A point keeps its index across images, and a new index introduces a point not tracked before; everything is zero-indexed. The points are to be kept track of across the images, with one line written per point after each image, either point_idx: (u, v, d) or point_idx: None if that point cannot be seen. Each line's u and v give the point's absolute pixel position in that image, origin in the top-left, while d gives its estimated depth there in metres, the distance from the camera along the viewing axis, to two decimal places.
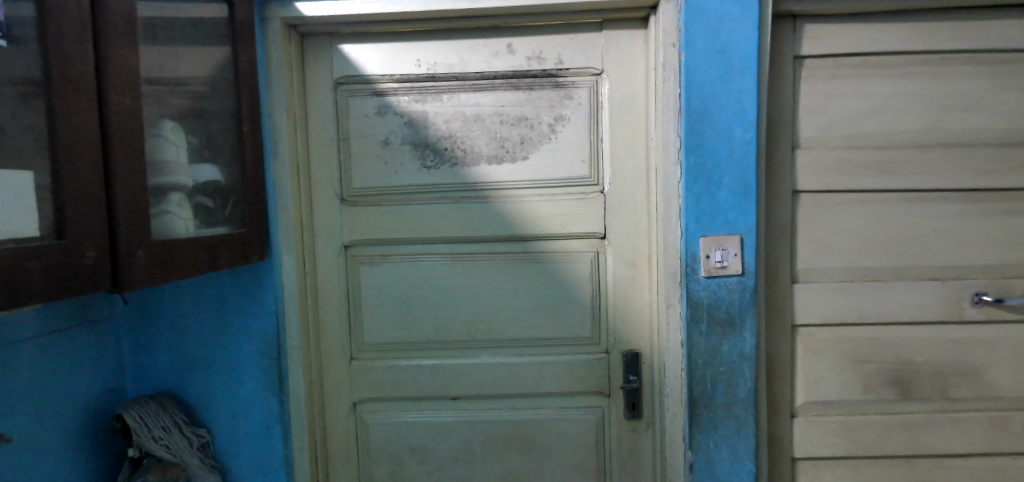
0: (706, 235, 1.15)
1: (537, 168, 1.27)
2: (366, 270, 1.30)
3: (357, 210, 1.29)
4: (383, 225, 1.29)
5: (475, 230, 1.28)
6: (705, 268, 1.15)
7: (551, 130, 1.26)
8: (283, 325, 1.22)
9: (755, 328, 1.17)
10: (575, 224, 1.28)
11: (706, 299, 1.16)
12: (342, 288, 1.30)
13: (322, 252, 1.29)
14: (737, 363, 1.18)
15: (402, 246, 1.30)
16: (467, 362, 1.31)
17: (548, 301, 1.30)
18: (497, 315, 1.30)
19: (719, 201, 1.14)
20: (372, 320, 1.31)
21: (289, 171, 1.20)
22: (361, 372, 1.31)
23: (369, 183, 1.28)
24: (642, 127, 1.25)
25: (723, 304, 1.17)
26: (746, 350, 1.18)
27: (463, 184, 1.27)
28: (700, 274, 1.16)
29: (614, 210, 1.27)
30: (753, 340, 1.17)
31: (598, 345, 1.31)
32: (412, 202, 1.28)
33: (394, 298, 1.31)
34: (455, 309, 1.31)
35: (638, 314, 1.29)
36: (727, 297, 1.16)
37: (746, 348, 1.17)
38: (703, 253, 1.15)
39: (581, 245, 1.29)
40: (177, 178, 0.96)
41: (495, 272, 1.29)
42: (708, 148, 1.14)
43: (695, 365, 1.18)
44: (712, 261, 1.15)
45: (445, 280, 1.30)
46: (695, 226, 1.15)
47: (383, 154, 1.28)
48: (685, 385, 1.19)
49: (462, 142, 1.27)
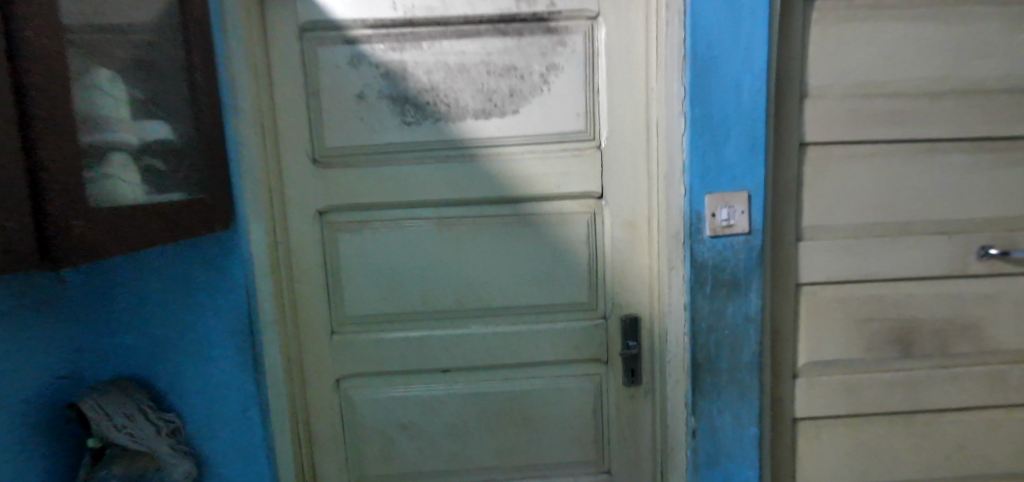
0: (711, 193, 1.07)
1: (528, 123, 1.16)
2: (343, 239, 1.20)
3: (333, 173, 1.17)
4: (363, 190, 1.18)
5: (462, 192, 1.18)
6: (711, 228, 1.08)
7: (543, 80, 1.15)
8: (256, 300, 1.12)
9: (761, 289, 1.11)
10: (570, 183, 1.19)
11: (712, 260, 1.09)
12: (318, 258, 1.19)
13: (295, 219, 1.18)
14: (741, 326, 1.12)
15: (384, 212, 1.20)
16: (459, 333, 1.23)
17: (543, 267, 1.22)
18: (489, 283, 1.22)
19: (725, 156, 1.06)
20: (354, 291, 1.21)
21: (253, 129, 1.07)
22: (346, 348, 1.23)
23: (345, 142, 1.16)
24: (641, 78, 1.15)
25: (728, 265, 1.10)
26: (751, 312, 1.12)
27: (448, 142, 1.17)
28: (705, 234, 1.08)
29: (611, 168, 1.18)
30: (759, 302, 1.11)
31: (595, 311, 1.24)
32: (393, 163, 1.17)
33: (378, 268, 1.21)
34: (442, 279, 1.22)
35: (637, 278, 1.22)
36: (733, 258, 1.10)
37: (752, 310, 1.12)
38: (708, 211, 1.07)
39: (577, 206, 1.20)
40: (118, 136, 0.84)
41: (484, 237, 1.20)
42: (715, 98, 1.05)
43: (699, 329, 1.12)
44: (718, 220, 1.08)
45: (435, 248, 1.21)
46: (700, 183, 1.07)
47: (359, 110, 1.15)
48: (688, 351, 1.13)
49: (445, 95, 1.15)
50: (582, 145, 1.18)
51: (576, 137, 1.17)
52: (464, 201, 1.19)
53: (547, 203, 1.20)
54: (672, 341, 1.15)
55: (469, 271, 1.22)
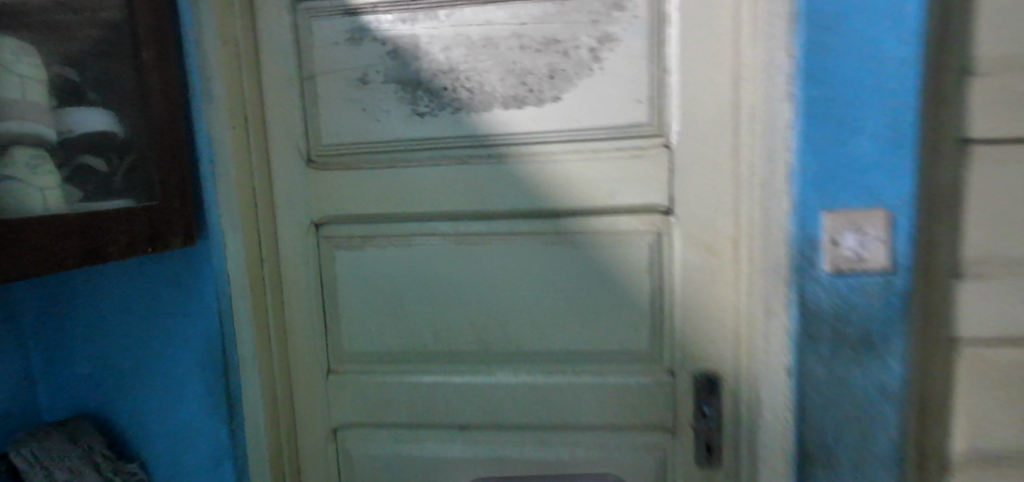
0: (831, 210, 0.74)
1: (572, 113, 0.89)
2: (341, 258, 0.97)
3: (330, 177, 0.95)
4: (366, 197, 0.95)
5: (485, 202, 0.93)
6: (830, 260, 0.75)
7: (592, 56, 0.87)
8: (231, 330, 0.91)
9: (906, 351, 0.76)
10: (628, 193, 0.90)
11: (830, 307, 0.76)
12: (311, 280, 0.97)
13: (285, 232, 0.97)
14: (873, 402, 0.78)
15: (391, 226, 0.96)
16: (479, 381, 0.97)
17: (589, 301, 0.93)
18: (518, 319, 0.95)
19: (853, 158, 0.73)
20: (353, 323, 0.98)
21: (228, 120, 0.88)
22: (343, 392, 1.00)
23: (345, 139, 0.94)
24: (728, 50, 0.84)
25: (854, 315, 0.76)
26: (891, 385, 0.77)
27: (469, 138, 0.91)
28: (821, 269, 0.75)
29: (684, 173, 0.88)
30: (902, 370, 0.77)
31: (659, 363, 0.94)
32: (401, 165, 0.94)
33: (381, 295, 0.97)
34: (460, 311, 0.96)
35: (717, 322, 0.90)
36: (862, 305, 0.75)
37: (891, 381, 0.77)
38: (827, 237, 0.74)
39: (637, 223, 0.91)
40: (31, 126, 0.70)
41: (513, 259, 0.94)
42: (839, 72, 0.72)
43: (808, 403, 0.78)
44: (842, 250, 0.74)
45: (451, 272, 0.96)
46: (813, 197, 0.74)
47: (360, 98, 0.93)
48: (793, 433, 0.79)
49: (466, 78, 0.90)
50: (644, 142, 0.89)
51: (635, 131, 0.88)
52: (488, 213, 0.93)
53: (596, 218, 0.91)
54: (768, 415, 0.82)
55: (494, 302, 0.95)
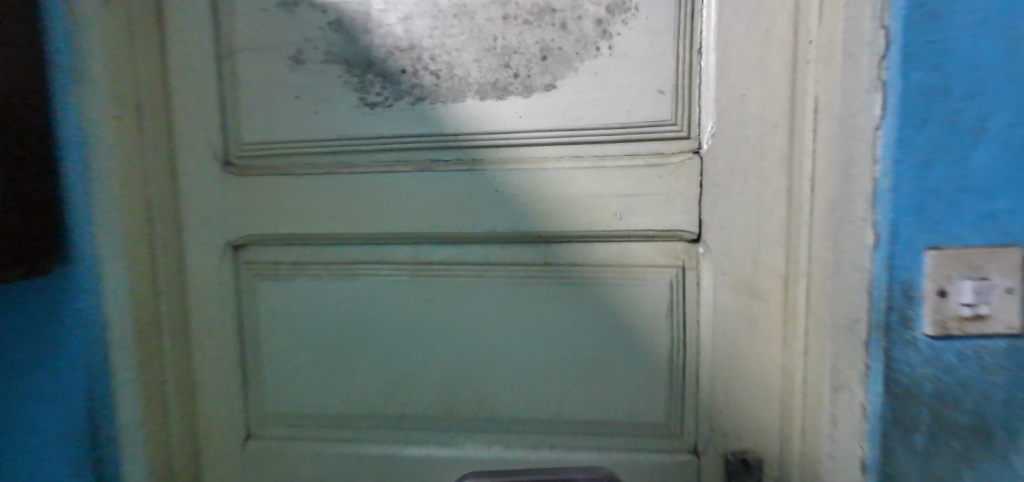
0: (936, 247, 0.52)
1: (571, 107, 0.67)
2: (267, 290, 0.75)
3: (253, 185, 0.73)
4: (298, 213, 0.73)
5: (453, 223, 0.70)
6: (934, 318, 0.53)
7: (599, 31, 0.65)
8: (103, 390, 0.68)
9: None
10: (643, 214, 0.67)
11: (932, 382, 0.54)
12: (226, 318, 0.75)
13: (192, 255, 0.74)
14: None
15: (332, 251, 0.74)
16: (443, 455, 0.74)
17: (587, 354, 0.71)
18: (494, 376, 0.72)
19: (970, 172, 0.52)
20: (282, 374, 0.76)
21: (110, 109, 0.66)
22: (267, 462, 0.77)
23: (275, 135, 0.72)
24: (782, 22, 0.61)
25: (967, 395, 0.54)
26: None
27: (433, 137, 0.69)
28: (920, 329, 0.53)
29: (720, 188, 0.66)
30: None
31: (680, 437, 0.71)
32: (345, 171, 0.71)
33: (317, 340, 0.75)
34: (420, 363, 0.74)
35: (763, 390, 0.66)
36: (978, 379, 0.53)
37: None
38: (930, 284, 0.52)
39: (653, 255, 0.68)
40: None
41: (490, 297, 0.72)
42: (953, 50, 0.51)
43: None
44: (952, 304, 0.52)
45: (408, 312, 0.73)
46: (911, 226, 0.53)
47: (294, 83, 0.71)
48: None
49: (431, 58, 0.68)
50: (666, 146, 0.67)
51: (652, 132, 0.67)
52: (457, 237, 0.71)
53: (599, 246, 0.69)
54: None
55: (463, 354, 0.73)
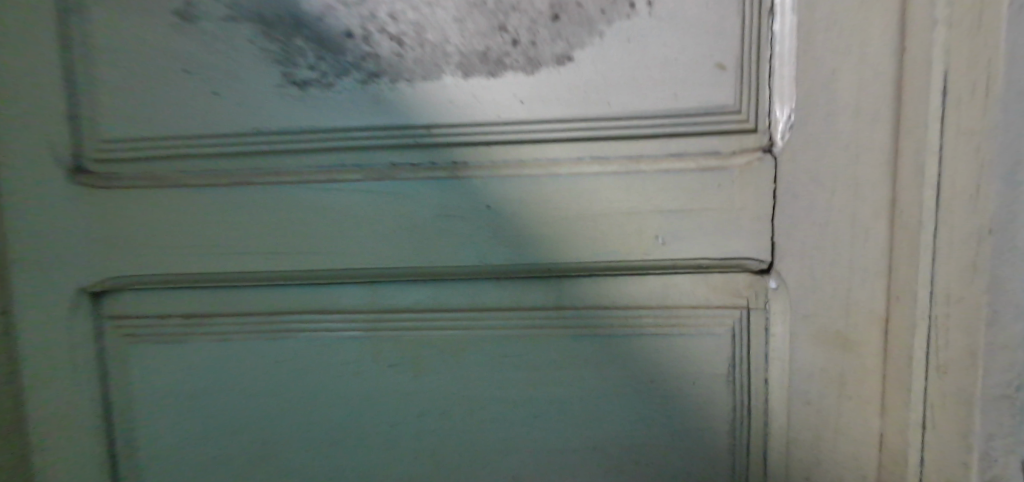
0: None
1: (593, 88, 0.47)
2: (150, 354, 0.52)
3: (123, 203, 0.50)
4: (194, 243, 0.50)
5: (424, 253, 0.50)
6: None
7: None
8: None
9: None
10: (694, 239, 0.48)
11: None
12: (90, 392, 0.53)
13: (35, 306, 0.51)
14: None
15: (248, 295, 0.52)
16: None
17: (612, 427, 0.52)
18: (484, 462, 0.53)
19: None
20: (182, 468, 0.54)
21: None
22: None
23: (152, 130, 0.49)
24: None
25: None
26: None
27: (393, 132, 0.48)
28: None
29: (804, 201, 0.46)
30: None
31: None
32: (265, 181, 0.49)
33: (229, 418, 0.53)
34: (378, 445, 0.53)
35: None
36: None
37: None
38: None
39: (706, 293, 0.50)
40: None
41: (479, 356, 0.51)
42: None
43: None
44: None
45: (360, 376, 0.52)
46: None
47: (182, 51, 0.48)
48: None
49: (390, 17, 0.47)
50: (726, 143, 0.47)
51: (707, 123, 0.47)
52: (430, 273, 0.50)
53: (630, 281, 0.50)
54: None
55: (442, 433, 0.53)
